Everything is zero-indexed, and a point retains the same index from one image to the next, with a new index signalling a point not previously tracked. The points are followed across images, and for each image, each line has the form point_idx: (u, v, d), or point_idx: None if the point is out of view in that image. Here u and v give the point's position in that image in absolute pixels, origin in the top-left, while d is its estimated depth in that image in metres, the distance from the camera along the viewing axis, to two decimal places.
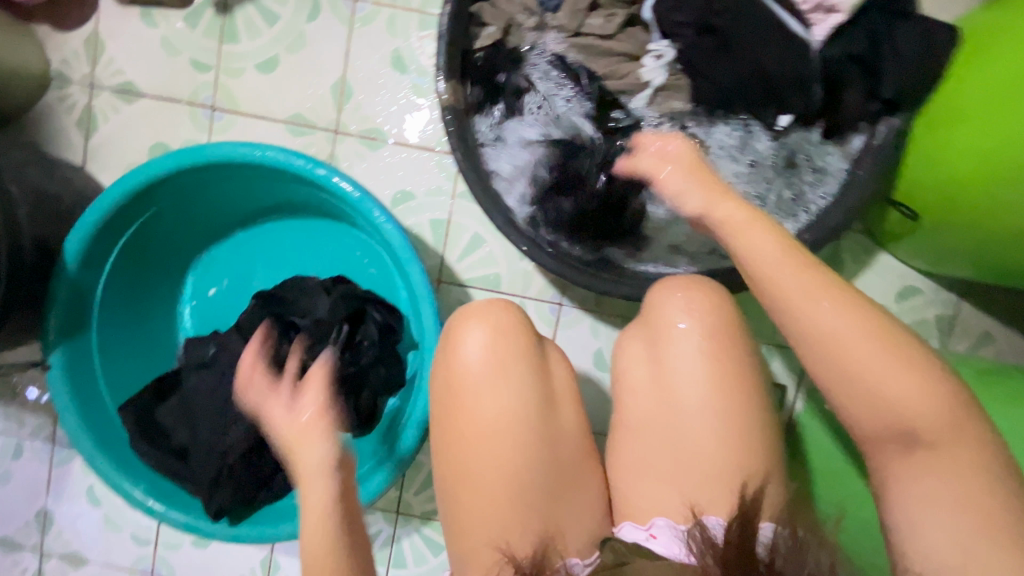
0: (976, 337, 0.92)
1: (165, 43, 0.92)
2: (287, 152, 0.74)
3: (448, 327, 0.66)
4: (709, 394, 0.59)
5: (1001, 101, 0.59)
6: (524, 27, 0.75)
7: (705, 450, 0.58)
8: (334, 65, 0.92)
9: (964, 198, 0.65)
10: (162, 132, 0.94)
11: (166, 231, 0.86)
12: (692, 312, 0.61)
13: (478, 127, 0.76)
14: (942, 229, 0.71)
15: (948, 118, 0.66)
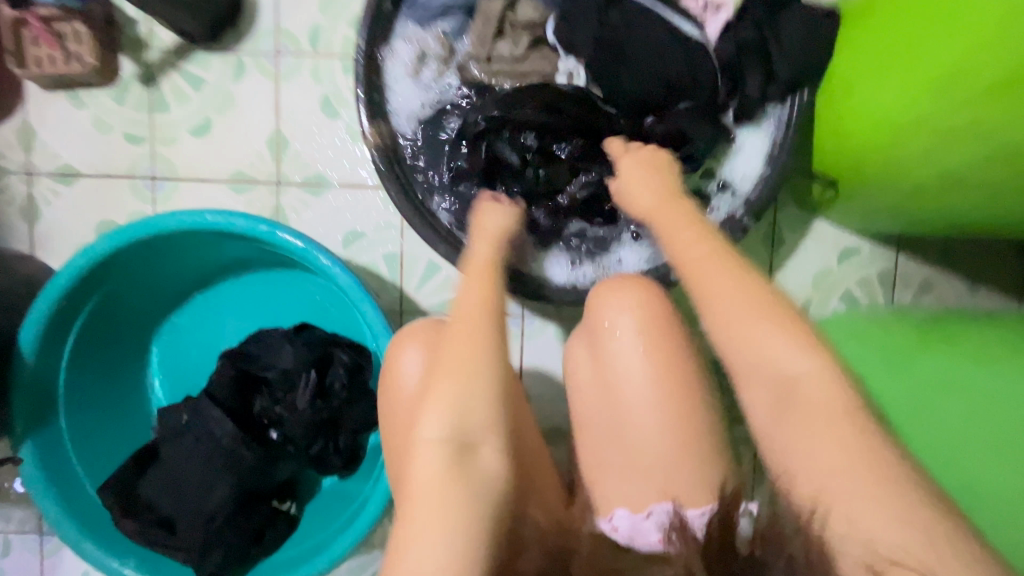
0: (918, 286, 0.97)
1: (96, 122, 0.93)
2: (227, 213, 0.76)
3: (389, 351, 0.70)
4: (655, 385, 0.62)
5: (886, 65, 0.62)
6: (437, 60, 0.78)
7: (660, 439, 0.61)
8: (266, 119, 0.94)
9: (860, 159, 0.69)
10: (106, 208, 0.95)
11: (124, 305, 0.87)
12: (630, 313, 0.65)
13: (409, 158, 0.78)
14: (856, 191, 0.74)
15: (842, 87, 0.69)
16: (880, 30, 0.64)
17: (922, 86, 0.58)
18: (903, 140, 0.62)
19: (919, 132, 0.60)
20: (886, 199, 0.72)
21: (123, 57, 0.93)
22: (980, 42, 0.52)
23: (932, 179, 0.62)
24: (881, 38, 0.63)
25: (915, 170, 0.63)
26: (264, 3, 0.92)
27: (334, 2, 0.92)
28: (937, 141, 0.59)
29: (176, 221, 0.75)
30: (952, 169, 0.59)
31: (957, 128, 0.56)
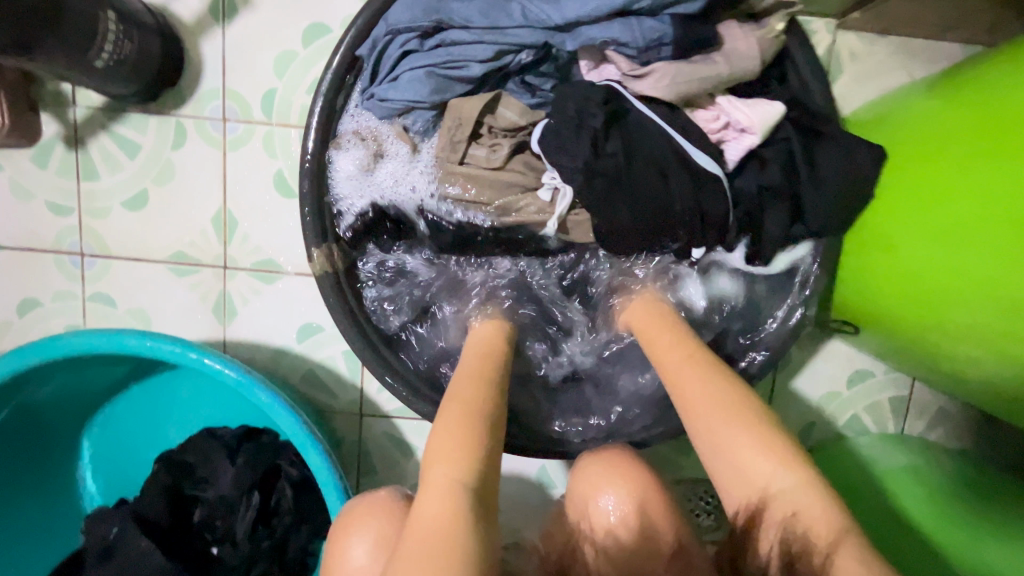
0: (932, 415, 0.88)
1: (15, 187, 0.81)
2: (153, 336, 0.65)
3: (334, 536, 0.57)
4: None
5: (924, 240, 0.55)
6: (387, 148, 0.67)
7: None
8: (211, 194, 0.82)
9: (888, 327, 0.63)
10: (29, 285, 0.84)
11: (46, 407, 0.77)
12: (619, 500, 0.55)
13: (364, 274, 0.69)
14: (878, 334, 0.68)
15: (875, 242, 0.62)
16: (955, 204, 0.52)
17: (973, 292, 0.51)
18: (945, 337, 0.56)
19: (963, 336, 0.54)
20: (906, 357, 0.66)
21: (43, 112, 0.79)
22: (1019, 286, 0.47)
23: (975, 378, 0.56)
24: (954, 214, 0.52)
25: (959, 366, 0.57)
26: (210, 58, 0.78)
27: (291, 63, 0.78)
28: (993, 357, 0.52)
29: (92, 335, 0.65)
30: (999, 384, 0.54)
31: (1010, 354, 0.50)
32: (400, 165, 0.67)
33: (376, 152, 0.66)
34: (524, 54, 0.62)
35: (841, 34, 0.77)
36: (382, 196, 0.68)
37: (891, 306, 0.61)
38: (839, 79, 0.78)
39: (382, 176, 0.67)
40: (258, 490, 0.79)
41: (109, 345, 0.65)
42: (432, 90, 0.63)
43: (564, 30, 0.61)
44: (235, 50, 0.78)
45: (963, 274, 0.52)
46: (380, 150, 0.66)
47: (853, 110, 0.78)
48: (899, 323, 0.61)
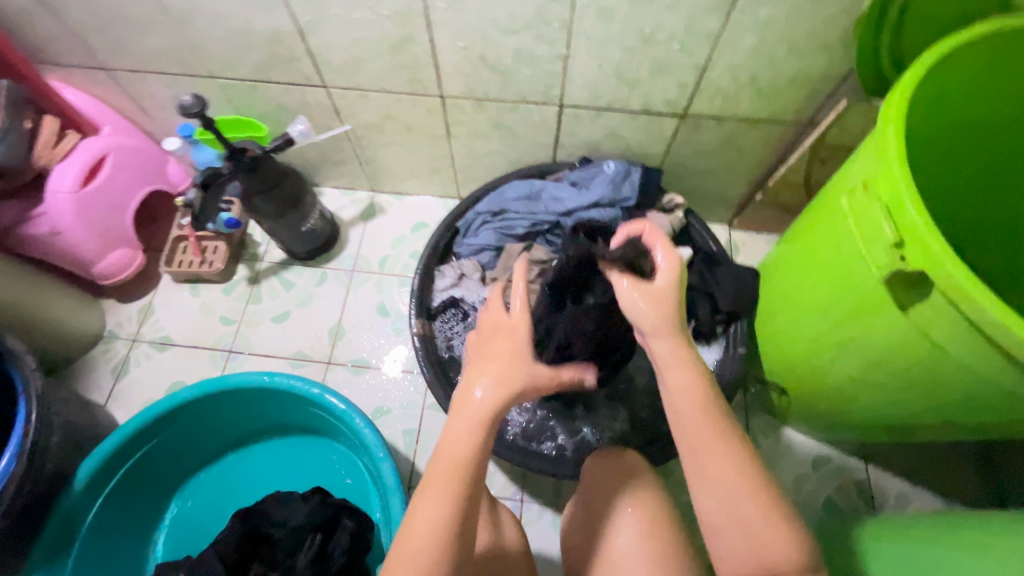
0: (895, 497, 1.03)
1: (203, 306, 1.21)
2: (287, 376, 0.94)
3: None
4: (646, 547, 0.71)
5: (814, 266, 0.79)
6: (465, 270, 1.06)
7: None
8: (332, 314, 1.21)
9: (822, 349, 0.81)
10: (183, 372, 1.15)
11: (169, 455, 0.99)
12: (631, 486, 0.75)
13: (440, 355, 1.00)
14: (809, 400, 0.92)
15: (796, 292, 0.85)
16: (796, 270, 0.86)
17: (843, 277, 0.71)
18: (860, 326, 0.71)
19: (867, 318, 0.69)
20: (847, 387, 0.81)
21: (241, 265, 1.26)
22: (829, 295, 0.76)
23: (896, 361, 0.69)
24: (821, 239, 0.77)
25: (876, 354, 0.71)
26: (353, 239, 1.30)
27: (402, 242, 1.29)
28: (868, 342, 0.71)
29: (257, 375, 0.94)
30: (856, 375, 0.77)
31: (846, 342, 0.75)
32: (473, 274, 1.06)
33: (457, 270, 1.06)
34: (547, 225, 1.07)
35: (734, 232, 1.28)
36: (460, 301, 1.04)
37: (789, 355, 0.90)
38: (740, 255, 1.26)
39: (463, 289, 1.05)
40: (319, 534, 0.91)
41: (267, 384, 0.94)
42: (496, 239, 1.06)
43: (567, 215, 1.06)
44: (370, 235, 1.30)
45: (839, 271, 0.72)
46: (461, 269, 1.06)
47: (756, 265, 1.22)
48: (825, 336, 0.79)
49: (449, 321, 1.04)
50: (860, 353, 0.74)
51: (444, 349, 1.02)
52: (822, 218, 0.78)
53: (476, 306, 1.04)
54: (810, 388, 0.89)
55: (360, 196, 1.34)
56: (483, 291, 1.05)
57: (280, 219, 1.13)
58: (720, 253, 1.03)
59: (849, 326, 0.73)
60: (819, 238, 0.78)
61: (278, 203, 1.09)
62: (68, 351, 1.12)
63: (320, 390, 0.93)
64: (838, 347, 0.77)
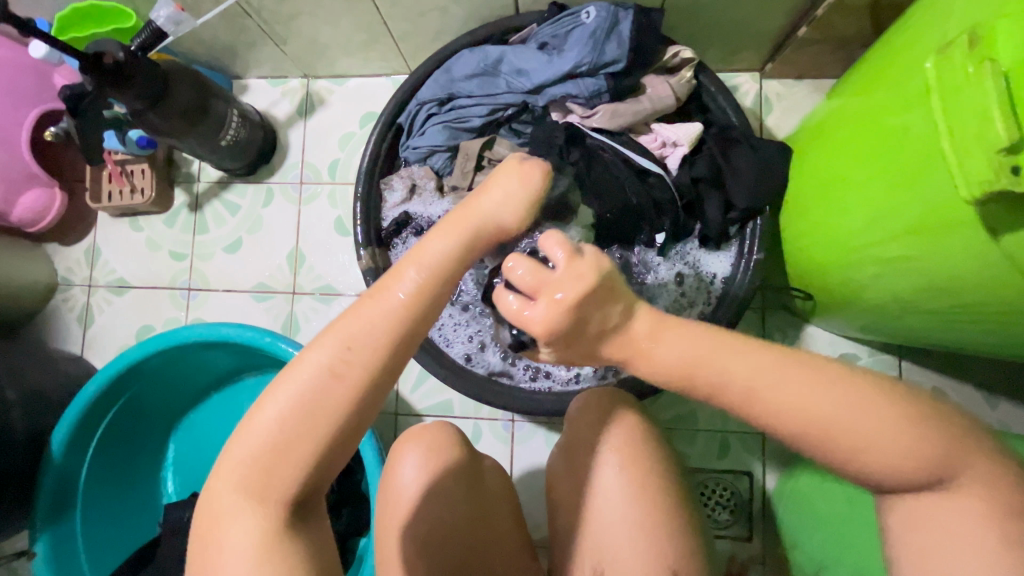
0: (928, 395, 0.92)
1: (149, 242, 1.09)
2: (239, 325, 0.85)
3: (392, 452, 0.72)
4: (631, 506, 0.64)
5: (868, 154, 0.57)
6: (416, 179, 0.87)
7: (644, 563, 0.62)
8: (288, 238, 1.07)
9: (859, 261, 0.63)
10: (146, 315, 1.08)
11: (148, 410, 0.96)
12: (615, 428, 0.69)
13: None
14: (839, 308, 0.76)
15: (833, 185, 0.65)
16: (841, 153, 0.63)
17: (916, 172, 0.50)
18: (920, 239, 0.52)
19: (936, 230, 0.50)
20: (888, 305, 0.65)
21: (177, 189, 1.10)
22: (885, 198, 0.55)
23: (969, 286, 0.51)
24: (886, 112, 0.54)
25: (938, 275, 0.53)
26: (294, 142, 1.08)
27: (351, 140, 1.07)
28: (927, 259, 0.53)
29: (205, 330, 0.85)
30: (906, 295, 0.60)
31: (897, 258, 0.57)
32: (426, 180, 0.87)
33: (405, 181, 0.87)
34: (510, 110, 0.84)
35: (766, 82, 0.98)
36: (416, 219, 0.88)
37: (818, 260, 0.71)
38: (772, 114, 0.98)
39: (418, 204, 0.88)
40: None
41: (219, 338, 0.86)
42: (447, 137, 0.85)
43: (536, 92, 0.82)
44: (313, 134, 1.08)
45: (907, 164, 0.51)
46: (411, 180, 0.87)
47: (791, 128, 0.96)
48: (866, 248, 0.61)
49: (405, 244, 0.88)
50: (914, 272, 0.56)
51: None
52: (894, 77, 0.54)
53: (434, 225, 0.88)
54: (844, 299, 0.73)
55: (293, 85, 1.09)
56: (441, 203, 0.87)
57: (197, 140, 0.93)
58: (740, 125, 0.79)
59: (909, 239, 0.54)
60: (887, 107, 0.54)
61: (183, 122, 0.89)
62: (25, 306, 1.06)
63: (273, 338, 0.84)
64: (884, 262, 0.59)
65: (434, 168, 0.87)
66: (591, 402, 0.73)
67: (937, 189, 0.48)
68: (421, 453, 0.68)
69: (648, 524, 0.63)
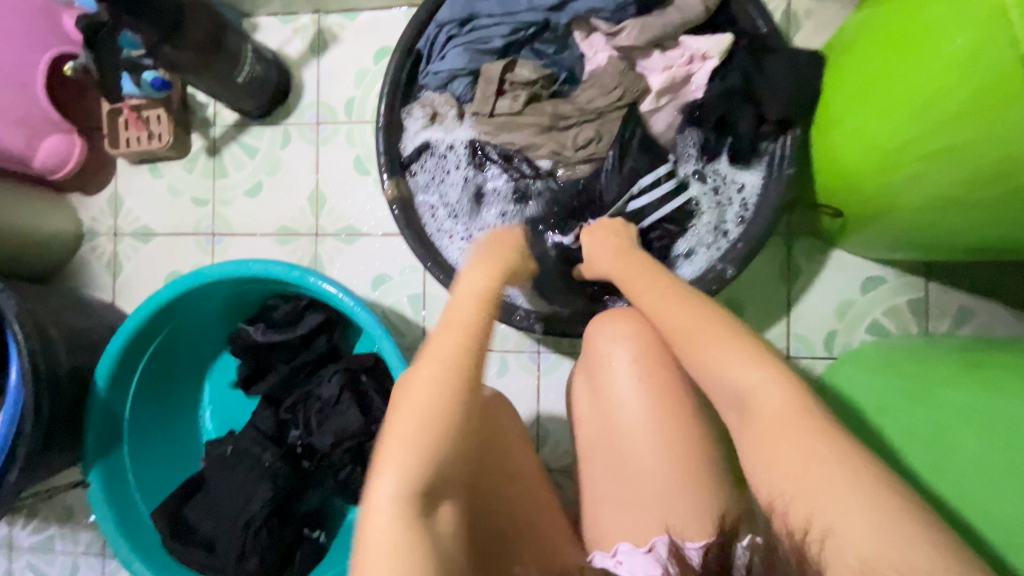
0: (955, 315, 0.91)
1: (170, 188, 1.10)
2: (268, 261, 0.86)
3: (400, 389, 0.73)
4: (651, 414, 0.65)
5: (916, 44, 0.57)
6: (434, 105, 0.86)
7: (670, 466, 0.63)
8: (308, 179, 1.06)
9: (896, 164, 0.63)
10: (173, 261, 1.09)
11: (183, 348, 0.98)
12: (631, 342, 0.68)
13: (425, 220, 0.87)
14: (867, 222, 0.76)
15: (869, 87, 0.65)
16: (884, 52, 0.62)
17: (976, 44, 0.50)
18: (978, 116, 0.52)
19: (997, 100, 0.50)
20: (922, 210, 0.65)
21: (194, 134, 1.09)
22: (937, 87, 0.55)
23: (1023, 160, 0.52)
24: None
25: (990, 154, 0.53)
26: (308, 81, 1.07)
27: (366, 77, 1.05)
28: (979, 139, 0.54)
29: (236, 265, 0.86)
30: (946, 193, 0.60)
31: (944, 149, 0.57)
32: (446, 106, 0.86)
33: (421, 107, 0.86)
34: (532, 28, 0.84)
35: None
36: (437, 146, 0.87)
37: (852, 168, 0.70)
38: (800, 32, 0.94)
39: (438, 129, 0.87)
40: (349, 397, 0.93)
41: (249, 273, 0.87)
42: (468, 60, 0.84)
43: (558, 9, 0.83)
44: (326, 73, 1.06)
45: (963, 39, 0.51)
46: (427, 104, 0.86)
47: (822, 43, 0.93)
48: (905, 148, 0.61)
49: (426, 173, 0.87)
50: (960, 165, 0.57)
51: (427, 206, 0.87)
52: None
53: (455, 152, 0.87)
54: (873, 212, 0.72)
55: (304, 21, 1.06)
56: (464, 129, 0.87)
57: (216, 79, 0.92)
58: (772, 36, 0.77)
59: (958, 126, 0.54)
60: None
61: (202, 60, 0.88)
62: (54, 254, 1.07)
63: (301, 271, 0.85)
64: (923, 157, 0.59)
65: (455, 93, 0.86)
66: (610, 318, 0.72)
67: (1002, 55, 0.48)
68: None
69: (677, 431, 0.64)
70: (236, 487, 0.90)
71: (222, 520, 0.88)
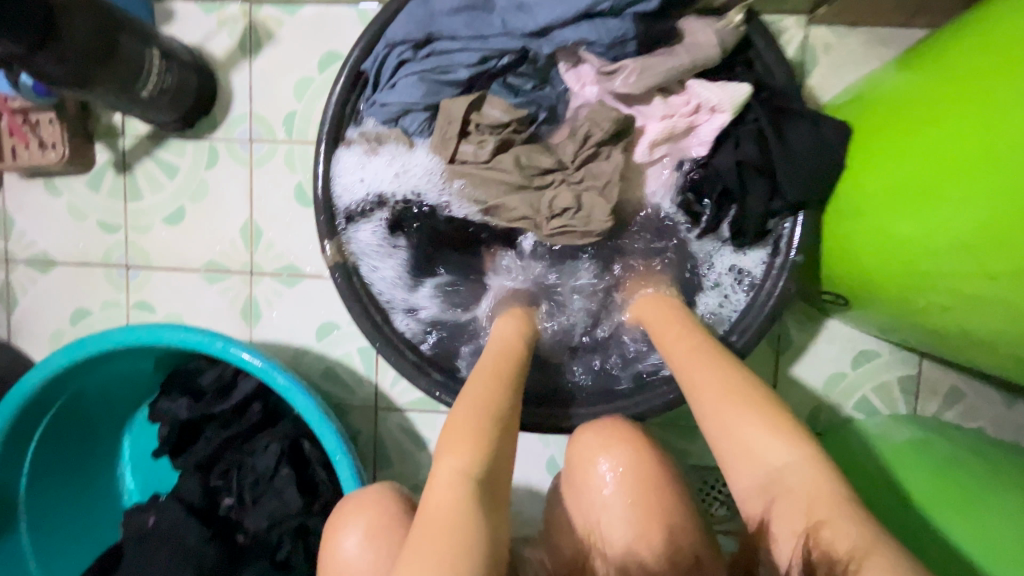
0: (944, 394, 0.86)
1: (72, 209, 0.92)
2: (185, 328, 0.72)
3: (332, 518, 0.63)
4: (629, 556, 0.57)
5: (981, 166, 0.48)
6: (370, 139, 0.73)
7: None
8: (240, 208, 0.90)
9: (925, 291, 0.55)
10: (80, 295, 0.93)
11: (91, 409, 0.84)
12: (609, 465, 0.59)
13: (371, 283, 0.74)
14: (878, 318, 0.68)
15: (903, 195, 0.55)
16: (930, 156, 0.52)
17: None
18: None
19: None
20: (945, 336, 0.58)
21: (98, 143, 0.91)
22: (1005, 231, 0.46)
23: None
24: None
25: None
26: (238, 87, 0.88)
27: (309, 87, 0.88)
28: None
29: (143, 332, 0.72)
30: (984, 334, 0.53)
31: (992, 296, 0.49)
32: (391, 147, 0.74)
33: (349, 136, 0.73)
34: (506, 56, 0.70)
35: (813, 29, 0.82)
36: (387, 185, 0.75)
37: (868, 273, 0.61)
38: (816, 70, 0.82)
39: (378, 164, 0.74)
40: (290, 469, 0.83)
41: (158, 340, 0.73)
42: (424, 92, 0.70)
43: (539, 35, 0.69)
44: (260, 79, 0.88)
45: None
46: (356, 137, 0.73)
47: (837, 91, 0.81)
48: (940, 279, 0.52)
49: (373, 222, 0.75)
50: (1003, 316, 0.49)
51: (372, 272, 0.74)
52: None
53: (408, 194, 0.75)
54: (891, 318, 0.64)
55: (232, 12, 0.87)
56: (417, 169, 0.74)
57: (114, 92, 0.74)
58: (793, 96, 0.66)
59: (1022, 280, 0.46)
60: None
61: (93, 73, 0.70)
62: None
63: (221, 343, 0.72)
64: (963, 293, 0.51)
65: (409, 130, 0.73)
66: (577, 438, 0.63)
67: None
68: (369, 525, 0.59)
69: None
70: (159, 574, 0.79)
71: None
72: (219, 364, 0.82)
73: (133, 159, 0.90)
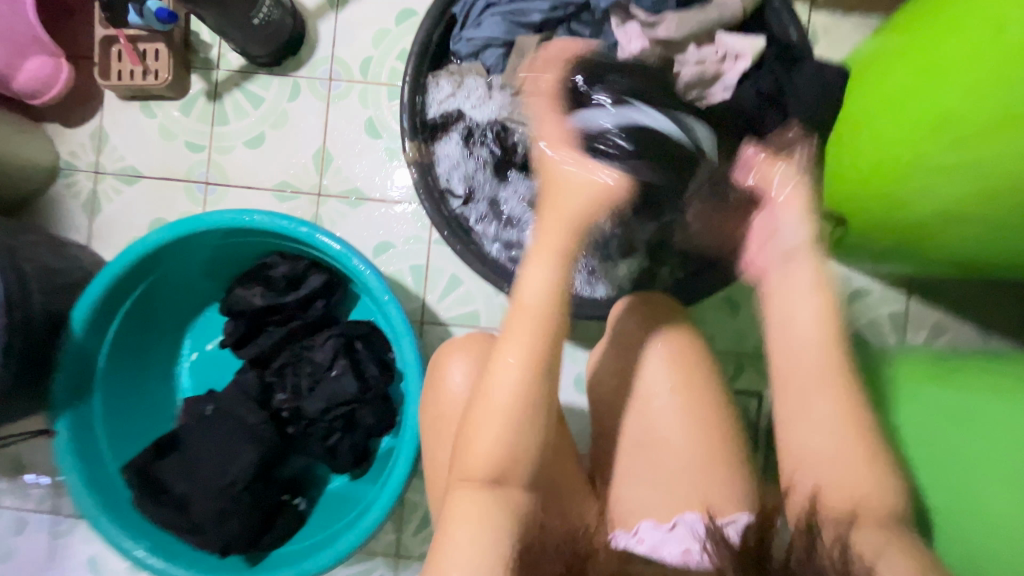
0: (930, 329, 0.98)
1: (162, 129, 1.03)
2: (272, 214, 0.82)
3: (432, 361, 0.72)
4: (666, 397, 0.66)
5: (939, 65, 0.61)
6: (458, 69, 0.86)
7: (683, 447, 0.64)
8: (315, 136, 1.02)
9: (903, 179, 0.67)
10: (159, 207, 1.03)
11: (166, 298, 0.93)
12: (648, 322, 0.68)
13: (442, 186, 0.85)
14: (869, 231, 0.80)
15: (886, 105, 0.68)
16: (905, 72, 0.66)
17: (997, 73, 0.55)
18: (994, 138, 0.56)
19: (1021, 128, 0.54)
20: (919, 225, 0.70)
21: (194, 75, 1.03)
22: (950, 116, 0.59)
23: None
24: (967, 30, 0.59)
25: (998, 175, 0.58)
26: (324, 35, 1.02)
27: (386, 38, 1.02)
28: (991, 159, 0.58)
29: (237, 214, 0.82)
30: (949, 207, 0.65)
31: (953, 166, 0.61)
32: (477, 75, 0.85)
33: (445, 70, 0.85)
34: (572, 7, 0.84)
35: (815, 13, 0.98)
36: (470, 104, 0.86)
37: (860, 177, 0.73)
38: (818, 46, 0.98)
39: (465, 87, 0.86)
40: (346, 362, 0.91)
41: (246, 224, 0.83)
42: (504, 31, 0.83)
43: None
44: (344, 29, 1.02)
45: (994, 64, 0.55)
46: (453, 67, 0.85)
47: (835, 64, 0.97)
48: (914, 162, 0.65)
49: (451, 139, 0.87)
50: (964, 185, 0.61)
51: (445, 179, 0.86)
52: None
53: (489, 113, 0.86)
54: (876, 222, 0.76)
55: None
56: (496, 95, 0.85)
57: (232, 19, 0.88)
58: (802, 47, 0.81)
59: (974, 146, 0.58)
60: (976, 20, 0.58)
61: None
62: (26, 187, 0.99)
63: (307, 228, 0.82)
64: (931, 170, 0.63)
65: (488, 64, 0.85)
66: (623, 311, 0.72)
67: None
68: (465, 361, 0.69)
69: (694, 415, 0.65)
70: (218, 447, 0.86)
71: (199, 479, 0.84)
72: (292, 260, 0.91)
73: (224, 89, 1.03)
